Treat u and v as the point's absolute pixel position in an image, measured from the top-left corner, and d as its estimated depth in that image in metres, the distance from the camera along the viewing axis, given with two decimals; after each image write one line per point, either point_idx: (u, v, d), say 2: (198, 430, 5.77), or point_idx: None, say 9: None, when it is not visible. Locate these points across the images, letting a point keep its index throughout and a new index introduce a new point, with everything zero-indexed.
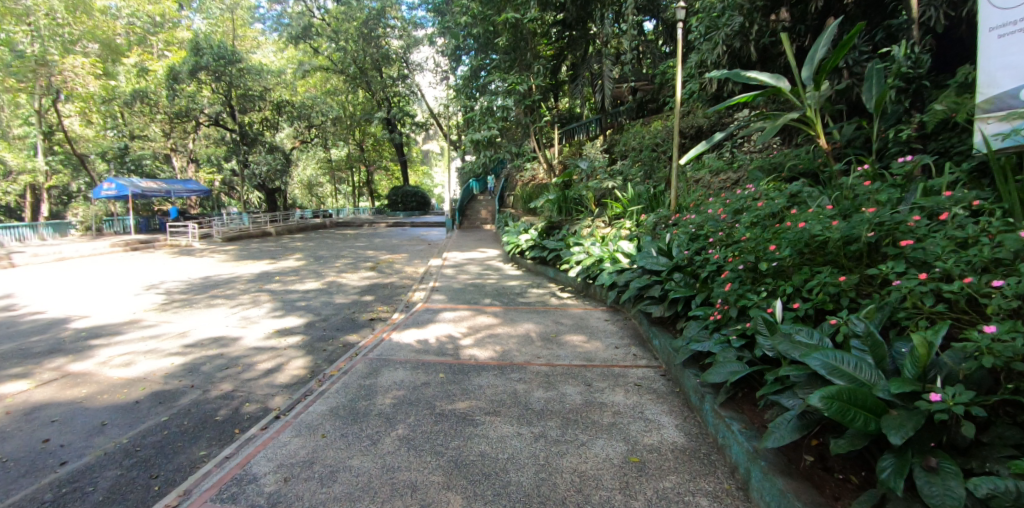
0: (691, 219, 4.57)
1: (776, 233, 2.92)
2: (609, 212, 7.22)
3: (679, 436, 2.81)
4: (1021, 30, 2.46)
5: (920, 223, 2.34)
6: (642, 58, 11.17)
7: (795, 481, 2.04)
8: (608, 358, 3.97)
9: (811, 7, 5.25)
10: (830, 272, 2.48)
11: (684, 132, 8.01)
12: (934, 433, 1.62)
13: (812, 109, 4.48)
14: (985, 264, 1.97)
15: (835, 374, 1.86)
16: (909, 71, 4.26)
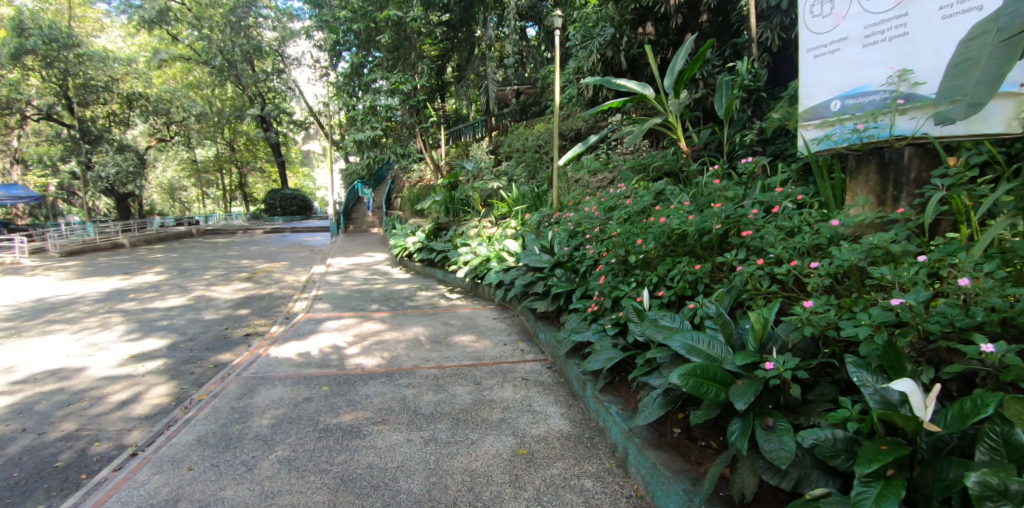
0: (570, 217, 4.79)
1: (642, 227, 3.17)
2: (495, 212, 7.36)
3: (564, 424, 2.94)
4: (829, 52, 2.86)
5: (757, 216, 2.66)
6: (525, 62, 11.50)
7: (664, 453, 2.23)
8: (496, 356, 4.05)
9: (671, 23, 5.73)
10: (688, 262, 2.74)
11: (564, 134, 8.39)
12: (771, 397, 1.85)
13: (672, 115, 4.89)
14: (806, 249, 2.28)
15: (692, 352, 2.06)
16: (750, 83, 4.82)
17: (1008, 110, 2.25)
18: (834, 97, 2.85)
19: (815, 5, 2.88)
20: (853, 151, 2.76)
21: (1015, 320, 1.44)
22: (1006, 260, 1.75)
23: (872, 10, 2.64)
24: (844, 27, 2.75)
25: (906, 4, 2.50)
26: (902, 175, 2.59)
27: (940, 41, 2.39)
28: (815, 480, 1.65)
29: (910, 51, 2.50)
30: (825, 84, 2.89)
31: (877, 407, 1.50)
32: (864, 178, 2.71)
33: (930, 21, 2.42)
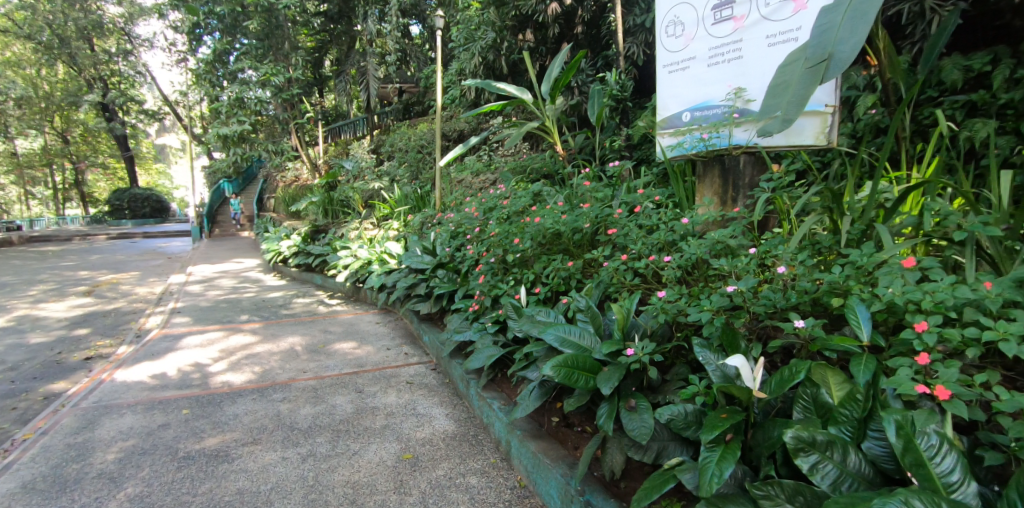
0: (451, 217, 4.82)
1: (519, 227, 3.28)
2: (377, 213, 7.18)
3: (449, 425, 2.96)
4: (681, 69, 3.19)
5: (621, 216, 2.88)
6: (407, 59, 11.38)
7: (543, 442, 2.34)
8: (379, 361, 3.95)
9: (549, 32, 5.96)
10: (561, 259, 2.89)
11: (447, 135, 8.34)
12: (634, 380, 2.02)
13: (550, 120, 5.09)
14: (662, 245, 2.52)
15: (564, 344, 2.19)
16: (618, 94, 5.19)
17: (816, 126, 2.64)
18: (684, 109, 3.17)
19: (670, 26, 3.20)
20: (700, 158, 3.11)
21: (822, 300, 1.71)
22: (816, 248, 2.07)
23: (714, 34, 2.99)
24: (693, 47, 3.09)
25: (741, 31, 2.85)
26: (738, 180, 3.01)
27: (766, 65, 2.76)
28: (672, 451, 1.83)
29: (744, 72, 2.85)
30: (678, 97, 3.21)
31: (718, 382, 1.70)
32: (710, 181, 3.13)
33: (759, 48, 2.79)
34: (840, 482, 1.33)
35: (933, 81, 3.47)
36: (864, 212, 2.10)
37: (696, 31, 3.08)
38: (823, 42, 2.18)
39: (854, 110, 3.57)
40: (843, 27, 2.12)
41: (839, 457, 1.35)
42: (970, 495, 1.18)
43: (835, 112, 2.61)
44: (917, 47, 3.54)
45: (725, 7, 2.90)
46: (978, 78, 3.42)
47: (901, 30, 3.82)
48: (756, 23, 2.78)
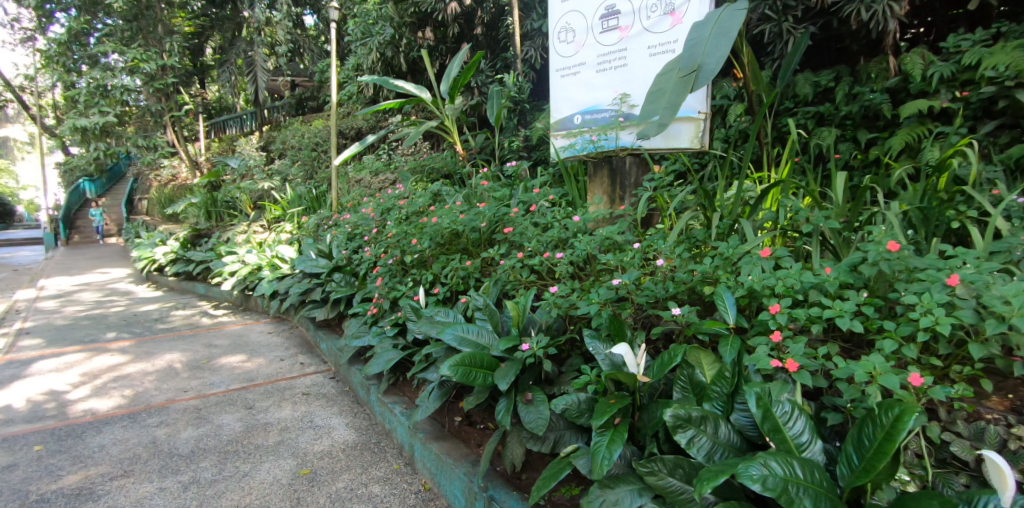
0: (348, 218, 4.65)
1: (417, 227, 3.25)
2: (267, 215, 6.76)
3: (349, 434, 2.86)
4: (572, 74, 3.33)
5: (517, 214, 2.98)
6: (299, 51, 10.85)
7: (446, 443, 2.34)
8: (271, 374, 3.73)
9: (448, 31, 5.95)
10: (460, 259, 2.91)
11: (345, 132, 7.86)
12: (531, 374, 2.09)
13: (450, 119, 5.03)
14: (556, 242, 2.63)
15: (461, 344, 2.22)
16: (516, 95, 5.30)
17: (691, 130, 2.87)
18: (575, 112, 3.32)
19: (562, 32, 3.34)
20: (590, 159, 3.28)
21: (697, 289, 1.87)
22: (692, 242, 2.26)
23: (601, 42, 3.16)
24: (583, 54, 3.24)
25: (625, 41, 3.03)
26: (625, 180, 3.18)
27: (647, 73, 2.96)
28: (568, 439, 1.92)
29: (628, 80, 3.04)
30: (569, 100, 3.35)
31: (607, 369, 1.80)
32: (600, 181, 3.27)
33: (641, 57, 2.98)
34: (713, 452, 1.46)
35: (790, 94, 3.91)
36: (731, 209, 2.34)
37: (586, 38, 3.23)
38: (694, 54, 2.38)
39: (725, 118, 3.93)
40: (710, 42, 2.33)
41: (711, 430, 1.49)
42: (816, 453, 1.35)
43: (707, 119, 2.85)
44: (777, 63, 3.96)
45: (612, 17, 3.07)
46: (824, 92, 3.90)
47: (763, 47, 4.25)
48: (638, 34, 2.97)
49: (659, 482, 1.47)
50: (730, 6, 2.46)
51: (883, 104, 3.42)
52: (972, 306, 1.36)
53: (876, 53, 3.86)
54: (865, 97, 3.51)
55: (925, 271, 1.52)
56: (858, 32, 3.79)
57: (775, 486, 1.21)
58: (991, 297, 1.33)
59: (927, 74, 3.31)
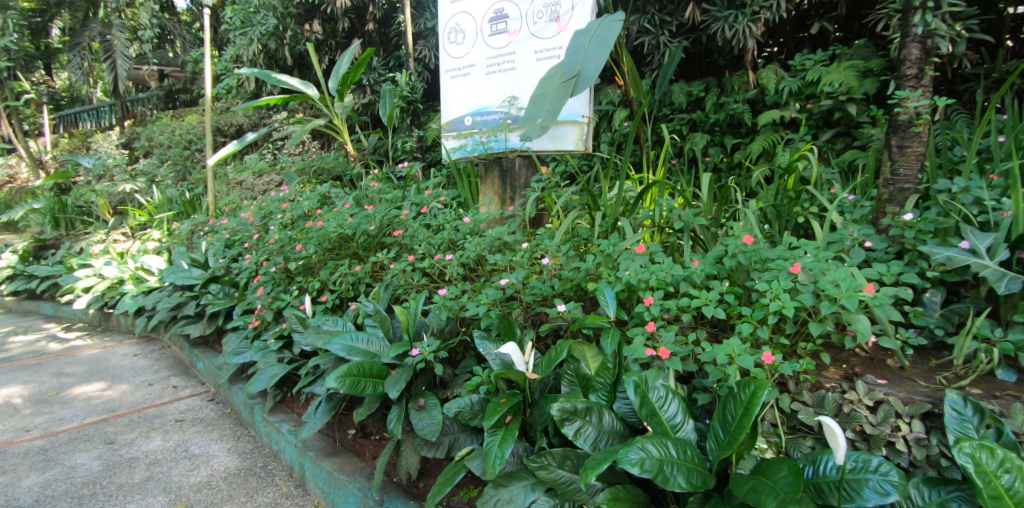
0: (225, 224, 4.29)
1: (301, 232, 3.08)
2: (129, 221, 6.06)
3: (231, 461, 2.64)
4: (462, 76, 3.34)
5: (407, 217, 2.94)
6: (169, 39, 9.87)
7: (339, 459, 2.26)
8: (138, 401, 3.35)
9: (338, 26, 5.70)
10: (349, 265, 2.81)
11: (224, 129, 6.83)
12: (425, 379, 2.14)
13: (339, 118, 4.78)
14: (445, 243, 2.64)
15: (351, 353, 2.17)
16: (408, 95, 5.17)
17: (576, 133, 2.99)
18: (465, 113, 3.33)
19: (452, 33, 3.35)
20: (481, 160, 3.31)
21: (581, 285, 1.97)
22: (577, 240, 2.36)
23: (490, 45, 3.19)
24: (472, 56, 3.26)
25: (513, 46, 3.09)
26: (515, 181, 3.23)
27: (534, 77, 3.03)
28: (463, 442, 1.95)
29: (516, 84, 3.09)
30: (460, 102, 3.35)
31: (498, 369, 1.84)
32: (491, 182, 3.30)
33: (528, 62, 3.05)
34: (598, 441, 1.54)
35: (667, 102, 4.20)
36: (612, 208, 2.48)
37: (476, 40, 3.25)
38: (575, 60, 2.48)
39: (609, 122, 4.14)
40: (590, 50, 2.44)
41: (596, 420, 1.56)
42: (689, 432, 1.45)
43: (590, 122, 2.98)
44: (655, 74, 4.24)
45: (500, 21, 3.12)
46: (695, 101, 4.24)
47: (643, 58, 4.54)
48: (526, 39, 3.04)
49: (549, 475, 1.54)
50: (608, 18, 2.60)
51: (744, 113, 3.78)
52: (811, 290, 1.53)
53: (738, 68, 4.24)
54: (729, 107, 3.87)
55: (774, 261, 1.69)
56: (723, 48, 4.14)
57: (652, 467, 1.29)
58: (825, 282, 1.50)
59: (779, 88, 3.70)
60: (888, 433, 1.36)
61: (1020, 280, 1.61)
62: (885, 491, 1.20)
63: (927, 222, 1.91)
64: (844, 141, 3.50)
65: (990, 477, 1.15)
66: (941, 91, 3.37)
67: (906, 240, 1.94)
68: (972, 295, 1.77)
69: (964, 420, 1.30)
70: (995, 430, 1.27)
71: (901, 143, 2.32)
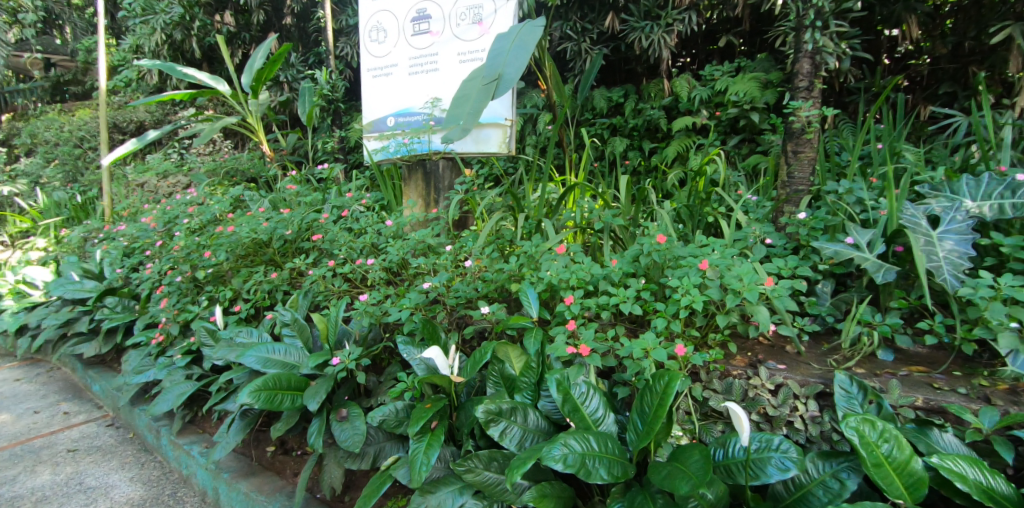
0: (122, 229, 3.93)
1: (210, 237, 2.89)
2: (8, 229, 5.42)
3: (133, 490, 2.43)
4: (384, 75, 3.28)
5: (327, 220, 2.84)
6: (56, 24, 8.95)
7: (257, 478, 2.14)
8: (21, 431, 3.00)
9: (252, 19, 5.41)
10: (264, 272, 2.67)
11: (122, 126, 6.26)
12: (347, 388, 2.09)
13: (254, 116, 4.53)
14: (366, 246, 2.59)
15: (266, 365, 2.08)
16: (329, 94, 4.95)
17: (499, 136, 3.00)
18: (388, 114, 3.26)
19: (373, 31, 3.28)
20: (404, 161, 3.24)
21: (504, 286, 2.00)
22: (501, 242, 2.39)
23: (413, 45, 3.15)
24: (395, 55, 3.21)
25: (436, 47, 3.07)
26: (439, 183, 3.19)
27: (456, 79, 3.02)
28: (388, 451, 1.92)
29: (439, 86, 3.07)
30: (382, 102, 3.29)
31: (423, 374, 1.85)
32: (414, 183, 3.24)
33: (451, 64, 3.03)
34: (524, 440, 1.55)
35: (589, 107, 4.33)
36: (536, 210, 2.52)
37: (399, 40, 3.21)
38: (495, 63, 2.49)
39: (534, 125, 4.20)
40: (510, 54, 2.46)
41: (521, 419, 1.58)
42: (610, 425, 1.50)
43: (513, 125, 3.01)
44: (577, 79, 4.36)
45: (423, 21, 3.09)
46: (615, 106, 4.40)
47: (565, 63, 4.65)
48: (448, 40, 3.03)
49: (476, 478, 1.54)
50: (529, 23, 2.63)
51: (660, 118, 3.97)
52: (717, 285, 1.63)
53: (655, 76, 4.44)
54: (646, 113, 4.05)
55: (685, 258, 1.79)
56: (640, 57, 4.33)
57: (575, 462, 1.32)
58: (729, 276, 1.60)
59: (691, 96, 3.91)
60: (788, 413, 1.47)
61: (893, 272, 1.78)
62: (785, 467, 1.28)
63: (817, 220, 2.10)
64: (749, 146, 3.76)
65: (872, 447, 1.23)
66: (831, 102, 3.70)
67: (800, 236, 2.12)
68: (857, 285, 1.95)
69: (850, 397, 1.41)
70: (876, 405, 1.40)
71: (795, 149, 2.52)
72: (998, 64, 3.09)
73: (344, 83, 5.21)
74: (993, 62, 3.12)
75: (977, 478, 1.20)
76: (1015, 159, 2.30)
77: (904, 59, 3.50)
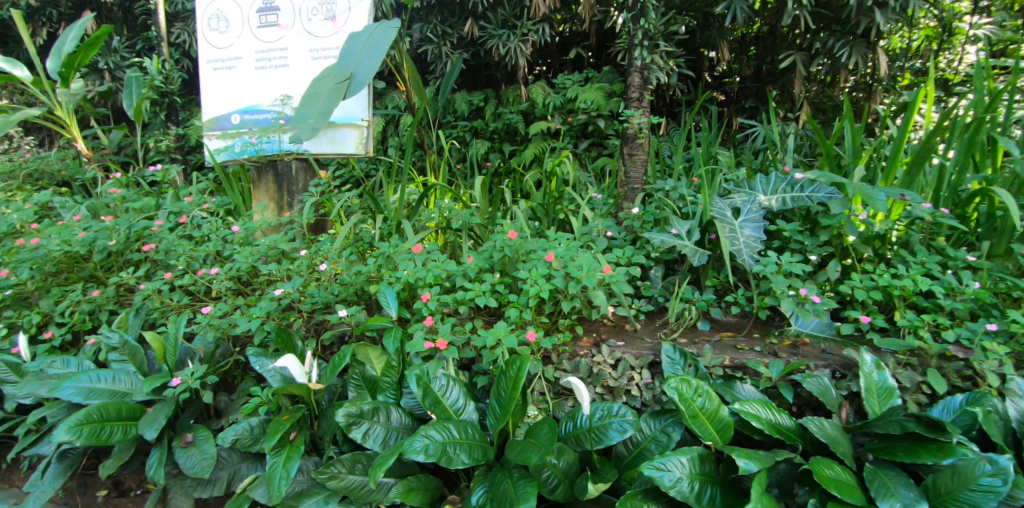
0: None
1: (7, 252, 2.47)
2: None
3: None
4: (226, 68, 3.03)
5: (161, 229, 2.57)
6: None
7: None
8: None
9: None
10: (83, 289, 2.35)
11: None
12: (193, 410, 1.93)
13: (64, 110, 3.92)
14: (209, 255, 2.40)
15: (89, 396, 1.85)
16: (162, 85, 4.42)
17: (355, 136, 2.94)
18: (232, 111, 3.03)
19: (211, 19, 3.02)
20: (251, 163, 3.05)
21: (363, 288, 2.00)
22: (359, 244, 2.37)
23: (259, 38, 2.96)
24: (238, 47, 2.99)
25: (285, 41, 2.92)
26: (291, 186, 3.07)
27: (308, 76, 2.90)
28: (245, 472, 1.80)
29: (290, 82, 2.92)
30: (224, 97, 3.04)
31: (278, 385, 1.78)
32: (264, 187, 3.07)
33: (303, 60, 2.91)
34: (388, 438, 1.57)
35: (450, 110, 4.40)
36: (395, 212, 2.53)
37: (242, 31, 2.99)
38: (348, 63, 2.44)
39: (395, 127, 4.17)
40: (363, 53, 2.42)
41: (384, 419, 1.59)
42: (471, 413, 1.57)
43: (370, 126, 2.97)
44: (438, 82, 4.41)
45: (270, 13, 2.93)
46: (476, 110, 4.52)
47: (426, 65, 4.68)
48: (299, 35, 2.90)
49: (340, 483, 1.52)
50: (383, 23, 2.61)
51: (519, 122, 4.16)
52: (562, 274, 1.78)
53: (513, 82, 4.62)
54: (505, 117, 4.21)
55: (534, 251, 1.92)
56: (499, 63, 4.49)
57: (435, 451, 1.37)
58: (571, 266, 1.76)
59: (545, 102, 4.14)
60: (626, 383, 1.65)
61: (706, 255, 2.10)
62: (623, 429, 1.45)
63: (648, 213, 2.37)
64: (597, 149, 4.08)
65: (689, 401, 1.43)
66: (665, 112, 4.14)
67: (636, 228, 2.38)
68: (681, 269, 2.24)
69: (674, 364, 1.63)
70: (694, 367, 1.63)
71: (631, 152, 2.82)
72: (788, 85, 3.71)
73: (179, 75, 4.68)
74: (784, 83, 3.74)
75: (767, 417, 1.46)
76: (797, 161, 2.80)
77: (721, 77, 4.04)
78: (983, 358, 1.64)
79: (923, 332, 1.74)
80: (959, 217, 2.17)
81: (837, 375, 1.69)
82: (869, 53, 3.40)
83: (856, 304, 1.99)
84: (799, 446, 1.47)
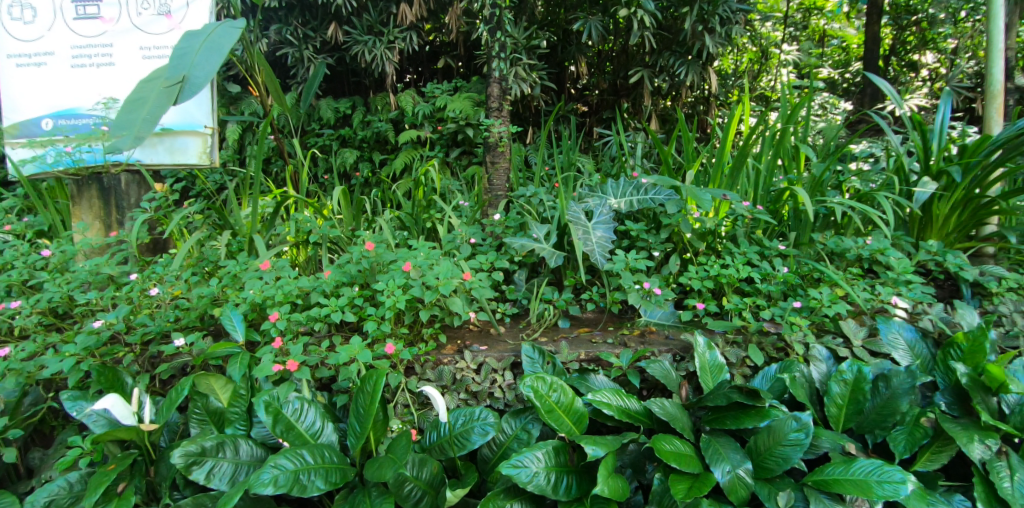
0: None
1: None
2: None
3: None
4: (31, 64, 2.59)
5: None
6: None
7: None
8: None
9: None
10: None
11: None
12: None
13: None
14: (14, 286, 2.06)
15: None
16: None
17: (198, 145, 2.68)
18: (42, 114, 2.60)
19: (11, 6, 2.57)
20: (69, 176, 2.62)
21: (204, 313, 1.82)
22: (203, 264, 2.16)
23: (76, 32, 2.59)
24: (47, 41, 2.58)
25: (108, 36, 2.58)
26: (121, 200, 2.73)
27: (138, 77, 2.59)
28: None
29: (116, 84, 2.59)
30: (29, 98, 2.59)
31: (102, 430, 1.56)
32: (87, 203, 2.68)
33: (133, 59, 2.59)
34: (236, 474, 1.44)
35: (314, 118, 4.20)
36: (246, 226, 2.34)
37: (52, 22, 2.57)
38: (181, 64, 2.19)
39: (250, 135, 3.89)
40: (199, 54, 2.20)
41: (231, 454, 1.46)
42: (330, 435, 1.50)
43: (215, 134, 2.72)
44: (299, 87, 4.19)
45: (88, 4, 2.56)
46: (343, 117, 4.35)
47: (286, 70, 4.45)
48: (126, 31, 2.58)
49: None
50: (225, 23, 2.40)
51: (388, 131, 4.06)
52: (420, 284, 1.76)
53: (381, 90, 4.50)
54: (373, 125, 4.10)
55: (393, 262, 1.88)
56: (364, 71, 4.37)
57: (286, 481, 1.29)
58: (428, 275, 1.75)
59: (414, 111, 4.09)
60: (488, 386, 1.68)
61: (561, 257, 2.19)
62: (484, 432, 1.47)
63: (510, 219, 2.44)
64: (468, 158, 4.09)
65: (544, 397, 1.49)
66: (532, 121, 4.27)
67: (498, 233, 2.44)
68: (543, 272, 2.33)
69: (533, 363, 1.69)
70: (551, 364, 1.71)
71: (493, 160, 2.89)
72: (637, 98, 4.03)
73: None
74: (635, 97, 4.05)
75: (617, 403, 1.57)
76: (645, 168, 3.05)
77: (582, 89, 4.28)
78: (791, 330, 1.90)
79: (745, 312, 1.98)
80: (772, 212, 2.49)
81: (677, 358, 1.87)
82: (703, 72, 3.81)
83: (693, 293, 2.21)
84: (646, 426, 1.60)
